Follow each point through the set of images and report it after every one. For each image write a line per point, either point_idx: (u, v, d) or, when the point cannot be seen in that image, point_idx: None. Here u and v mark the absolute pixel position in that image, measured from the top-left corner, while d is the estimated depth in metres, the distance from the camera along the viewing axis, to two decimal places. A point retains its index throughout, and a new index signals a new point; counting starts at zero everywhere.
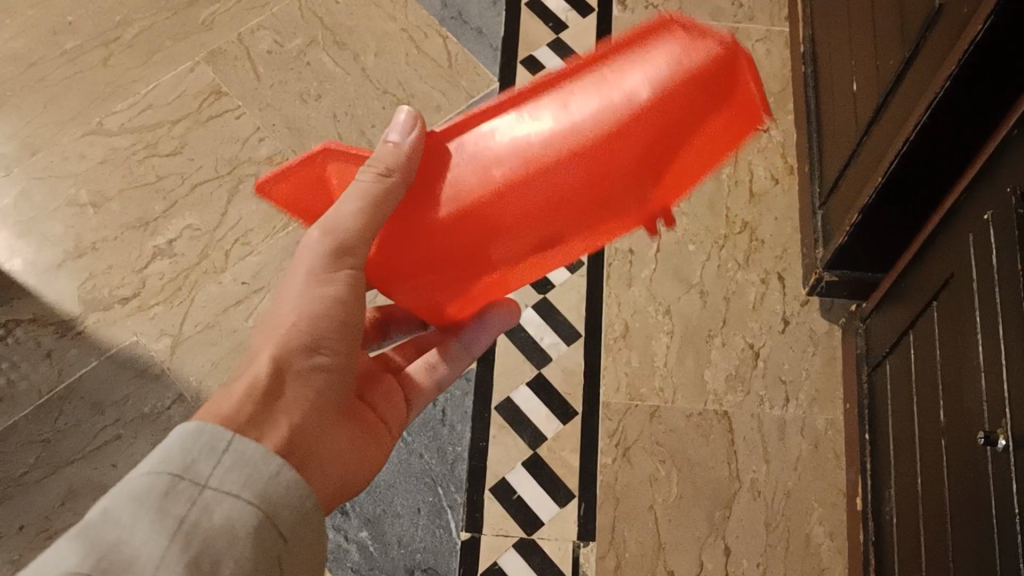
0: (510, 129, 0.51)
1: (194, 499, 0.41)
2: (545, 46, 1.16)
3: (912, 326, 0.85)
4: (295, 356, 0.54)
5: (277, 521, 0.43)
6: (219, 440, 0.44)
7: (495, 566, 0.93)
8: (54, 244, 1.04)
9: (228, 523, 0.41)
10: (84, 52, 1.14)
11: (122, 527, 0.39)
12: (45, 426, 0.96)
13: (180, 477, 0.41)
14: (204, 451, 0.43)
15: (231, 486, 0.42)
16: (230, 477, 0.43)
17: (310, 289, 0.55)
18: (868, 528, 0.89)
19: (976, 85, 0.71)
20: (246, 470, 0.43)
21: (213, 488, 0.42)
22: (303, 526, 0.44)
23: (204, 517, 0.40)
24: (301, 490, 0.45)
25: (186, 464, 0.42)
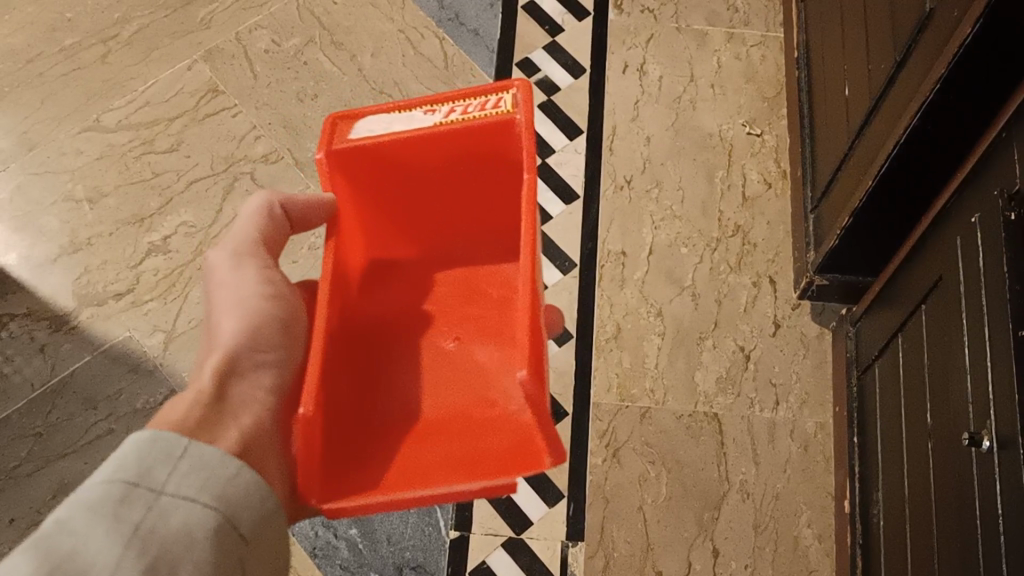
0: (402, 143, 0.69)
1: (151, 504, 0.42)
2: (541, 48, 1.16)
3: (900, 329, 0.85)
4: (241, 355, 0.58)
5: (235, 524, 0.45)
6: (174, 446, 0.46)
7: (483, 565, 0.93)
8: (49, 239, 1.05)
9: (186, 528, 0.42)
10: (82, 50, 1.14)
11: (78, 534, 0.40)
12: (37, 420, 0.96)
13: (137, 483, 0.43)
14: (160, 457, 0.45)
15: (187, 491, 0.44)
16: (185, 482, 0.44)
17: (244, 281, 0.61)
18: (856, 530, 0.89)
19: (965, 88, 0.72)
20: (202, 475, 0.45)
21: (170, 493, 0.43)
22: (260, 530, 0.47)
23: (161, 521, 0.42)
24: (259, 492, 0.47)
25: (141, 470, 0.43)
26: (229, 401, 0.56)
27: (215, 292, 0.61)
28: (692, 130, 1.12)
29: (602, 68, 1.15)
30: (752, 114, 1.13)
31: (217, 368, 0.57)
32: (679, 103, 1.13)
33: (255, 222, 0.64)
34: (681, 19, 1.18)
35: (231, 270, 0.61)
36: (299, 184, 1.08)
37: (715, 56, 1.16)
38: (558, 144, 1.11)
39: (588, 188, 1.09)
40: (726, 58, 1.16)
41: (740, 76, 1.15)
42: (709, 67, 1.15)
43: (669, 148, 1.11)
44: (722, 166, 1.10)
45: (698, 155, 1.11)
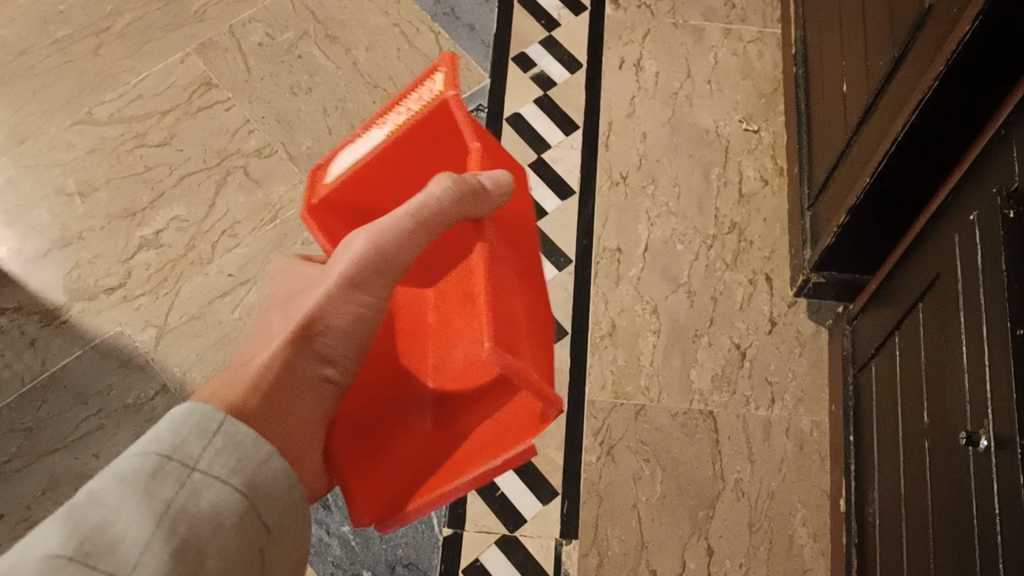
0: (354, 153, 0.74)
1: (183, 481, 0.44)
2: (537, 43, 1.16)
3: (897, 328, 0.85)
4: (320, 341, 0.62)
5: (261, 512, 0.47)
6: (211, 420, 0.48)
7: (477, 563, 0.93)
8: (40, 232, 1.04)
9: (214, 509, 0.45)
10: (73, 42, 1.13)
11: (109, 507, 0.42)
12: (27, 415, 0.96)
13: (170, 457, 0.45)
14: (196, 430, 0.47)
15: (220, 471, 0.46)
16: (220, 460, 0.46)
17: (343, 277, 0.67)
18: (851, 530, 0.89)
19: (964, 86, 0.71)
20: (235, 455, 0.47)
21: (202, 470, 0.45)
22: (284, 522, 0.49)
23: (193, 500, 0.44)
24: (288, 478, 0.49)
25: (176, 444, 0.46)
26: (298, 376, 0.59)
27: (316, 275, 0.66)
28: (688, 126, 1.11)
29: (598, 64, 1.15)
30: (749, 110, 1.12)
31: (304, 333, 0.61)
32: (676, 99, 1.13)
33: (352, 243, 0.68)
34: (678, 14, 1.17)
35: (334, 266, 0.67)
36: (293, 178, 1.07)
37: (712, 52, 1.15)
38: (554, 140, 1.11)
39: (584, 184, 1.09)
40: (723, 54, 1.15)
41: (737, 73, 1.14)
42: (706, 63, 1.15)
43: (666, 145, 1.10)
44: (718, 162, 1.10)
45: (695, 151, 1.10)
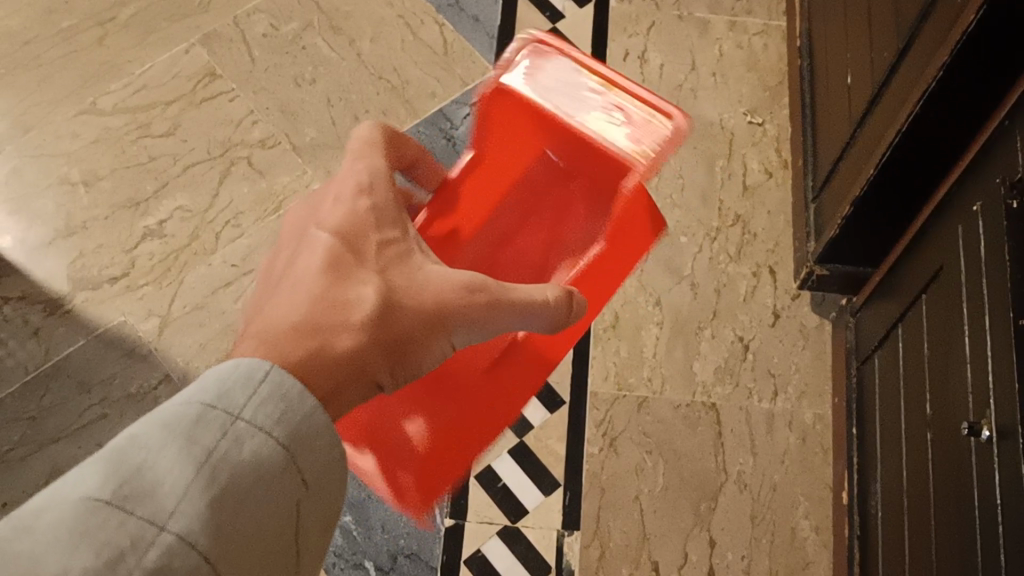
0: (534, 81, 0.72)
1: (227, 429, 0.37)
2: (542, 35, 1.16)
3: (900, 320, 0.85)
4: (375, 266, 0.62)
5: (301, 469, 0.39)
6: (256, 370, 0.40)
7: (479, 553, 0.93)
8: (45, 222, 1.04)
9: (256, 462, 0.37)
10: (78, 32, 1.14)
11: (150, 449, 0.35)
12: (30, 404, 0.96)
13: (213, 406, 0.37)
14: (239, 381, 0.39)
15: (264, 421, 0.38)
16: (266, 409, 0.39)
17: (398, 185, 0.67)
18: (854, 522, 0.89)
19: (968, 76, 0.71)
20: (280, 406, 0.39)
21: (246, 421, 0.38)
22: (322, 482, 0.41)
23: (234, 450, 0.37)
24: (332, 438, 0.41)
25: (220, 391, 0.38)
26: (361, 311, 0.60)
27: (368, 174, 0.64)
28: (692, 118, 1.11)
29: (602, 56, 1.15)
30: (753, 103, 1.12)
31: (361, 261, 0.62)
32: (680, 91, 1.13)
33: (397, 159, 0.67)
34: (683, 7, 1.17)
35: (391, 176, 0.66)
36: (297, 169, 1.07)
37: (717, 44, 1.15)
38: None
39: None
40: (728, 47, 1.15)
41: (742, 65, 1.14)
42: (711, 55, 1.15)
43: None
44: (722, 155, 1.09)
45: (699, 144, 1.10)
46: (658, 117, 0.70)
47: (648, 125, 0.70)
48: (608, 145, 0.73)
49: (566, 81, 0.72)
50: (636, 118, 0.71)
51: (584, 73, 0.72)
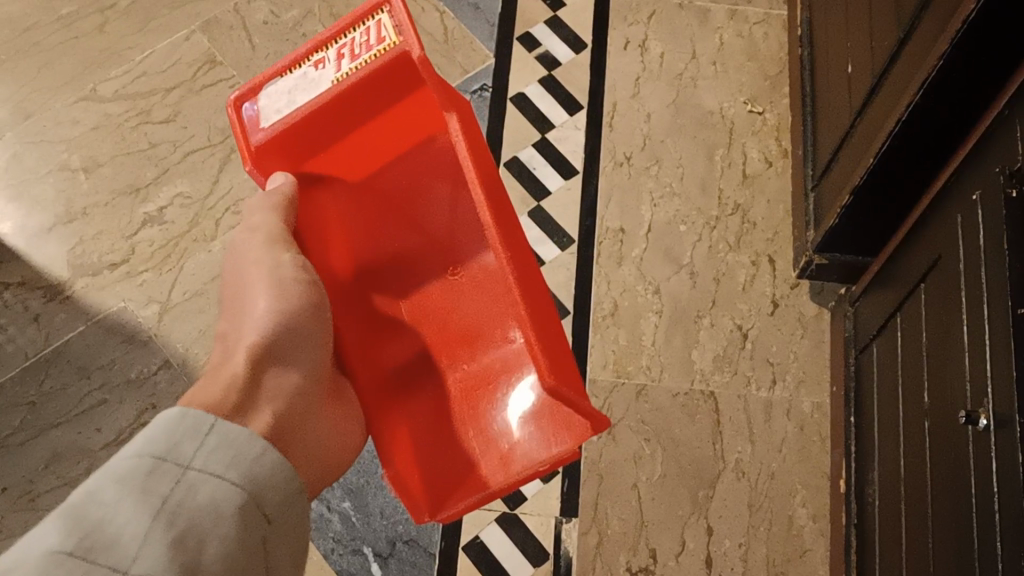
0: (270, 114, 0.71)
1: (179, 478, 0.48)
2: (542, 23, 1.16)
3: (898, 309, 0.85)
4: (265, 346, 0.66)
5: (260, 502, 0.50)
6: (202, 424, 0.51)
7: (477, 540, 0.93)
8: (45, 208, 1.04)
9: (212, 502, 0.48)
10: (79, 19, 1.14)
11: (110, 503, 0.46)
12: (30, 389, 0.96)
13: (165, 460, 0.48)
14: (188, 433, 0.50)
15: (214, 468, 0.49)
16: (213, 458, 0.49)
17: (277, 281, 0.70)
18: (851, 511, 0.89)
19: (968, 65, 0.71)
20: (229, 452, 0.50)
21: (197, 468, 0.48)
22: (283, 508, 0.52)
23: (189, 494, 0.47)
24: (282, 472, 0.52)
25: (170, 447, 0.49)
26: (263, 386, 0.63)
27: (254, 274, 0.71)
28: (692, 107, 1.11)
29: (603, 44, 1.15)
30: (753, 92, 1.12)
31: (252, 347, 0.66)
32: (680, 80, 1.13)
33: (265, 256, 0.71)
34: None
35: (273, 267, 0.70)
36: None
37: (717, 33, 1.15)
38: (558, 120, 1.11)
39: (586, 164, 1.09)
40: (729, 36, 1.15)
41: (742, 54, 1.14)
42: (711, 44, 1.15)
43: (669, 126, 1.10)
44: (722, 144, 1.09)
45: (699, 132, 1.10)
46: (387, 22, 0.68)
47: (391, 22, 0.68)
48: (375, 57, 0.69)
49: (293, 91, 0.71)
50: (371, 45, 0.69)
51: (297, 66, 0.71)
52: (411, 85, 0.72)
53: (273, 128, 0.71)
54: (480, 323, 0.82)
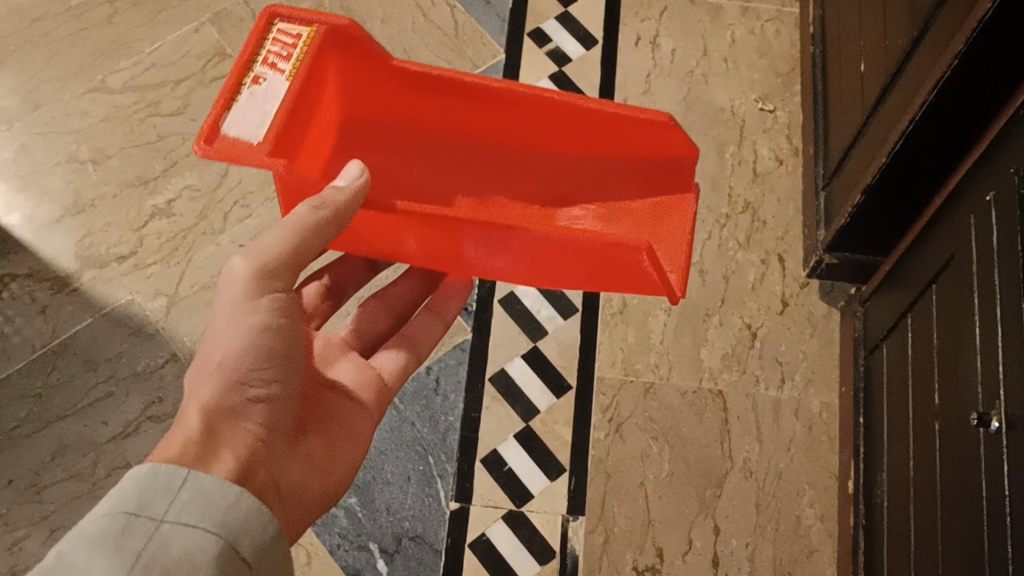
0: (243, 130, 0.65)
1: (152, 534, 0.48)
2: (553, 18, 1.15)
3: (909, 309, 0.84)
4: (228, 393, 0.59)
5: (238, 548, 0.50)
6: (174, 478, 0.50)
7: (483, 537, 0.92)
8: (53, 200, 1.04)
9: (187, 554, 0.48)
10: (89, 9, 1.13)
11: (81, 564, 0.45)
12: (37, 381, 0.96)
13: (137, 514, 0.48)
14: (160, 487, 0.50)
15: (188, 519, 0.49)
16: (187, 510, 0.49)
17: (235, 323, 0.60)
18: (859, 512, 0.89)
19: (984, 64, 0.70)
20: (202, 503, 0.50)
21: (170, 521, 0.48)
22: (263, 553, 0.51)
23: (162, 549, 0.47)
24: (259, 517, 0.51)
25: (142, 503, 0.49)
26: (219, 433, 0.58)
27: (215, 315, 0.61)
28: (702, 104, 1.11)
29: (614, 40, 1.14)
30: (765, 90, 1.12)
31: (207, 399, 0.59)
32: (691, 77, 1.12)
33: (235, 296, 0.61)
34: None
35: (242, 297, 0.61)
36: None
37: (729, 30, 1.15)
38: None
39: None
40: (740, 33, 1.15)
41: (754, 51, 1.13)
42: (723, 41, 1.14)
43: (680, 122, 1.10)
44: (733, 141, 1.09)
45: (709, 130, 1.09)
46: (286, 25, 0.68)
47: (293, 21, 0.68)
48: (309, 48, 0.68)
49: (259, 109, 0.66)
50: (293, 45, 0.68)
51: (236, 97, 0.66)
52: (330, 63, 0.72)
53: (270, 133, 0.65)
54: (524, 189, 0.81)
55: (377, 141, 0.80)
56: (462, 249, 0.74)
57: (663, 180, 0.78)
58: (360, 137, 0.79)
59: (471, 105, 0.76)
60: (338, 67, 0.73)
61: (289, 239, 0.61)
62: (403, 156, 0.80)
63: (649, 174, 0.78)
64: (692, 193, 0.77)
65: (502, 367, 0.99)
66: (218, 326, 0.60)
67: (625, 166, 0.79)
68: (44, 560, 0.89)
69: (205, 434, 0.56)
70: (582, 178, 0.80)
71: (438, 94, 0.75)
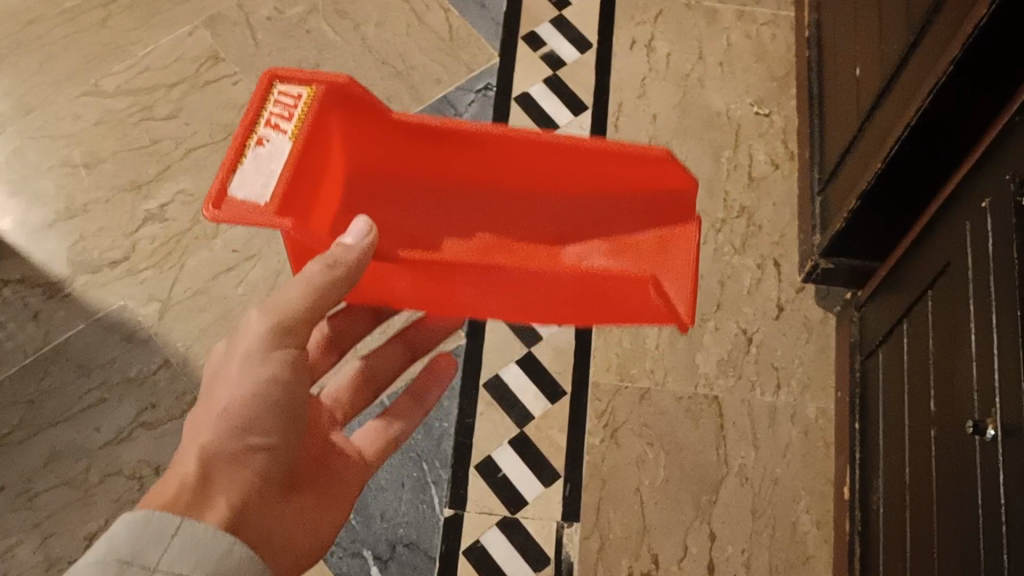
0: (248, 189, 0.64)
1: None
2: (549, 22, 1.15)
3: (905, 315, 0.84)
4: (229, 440, 0.56)
5: None
6: (168, 526, 0.48)
7: (478, 544, 0.92)
8: (45, 204, 1.04)
9: None
10: (82, 13, 1.13)
11: None
12: (29, 387, 0.95)
13: (129, 563, 0.46)
14: (153, 535, 0.47)
15: (182, 568, 0.46)
16: (180, 559, 0.47)
17: (248, 368, 0.58)
18: (855, 518, 0.88)
19: (981, 69, 0.70)
20: (196, 553, 0.48)
21: (163, 570, 0.46)
22: None
23: None
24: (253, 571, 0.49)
25: (134, 551, 0.46)
26: (215, 481, 0.54)
27: (227, 365, 0.59)
28: (698, 108, 1.10)
29: (609, 44, 1.14)
30: (761, 94, 1.11)
31: (208, 441, 0.55)
32: (687, 81, 1.12)
33: (249, 349, 0.58)
34: None
35: (255, 349, 0.58)
36: None
37: (725, 34, 1.14)
38: (563, 120, 1.10)
39: None
40: (736, 37, 1.14)
41: (750, 55, 1.13)
42: (719, 45, 1.14)
43: (676, 126, 1.09)
44: (729, 145, 1.09)
45: (705, 134, 1.09)
46: (286, 87, 0.68)
47: (293, 82, 0.68)
48: (307, 110, 0.68)
49: (264, 170, 0.65)
50: (292, 108, 0.68)
51: (241, 159, 0.65)
52: (329, 123, 0.71)
53: (276, 194, 0.64)
54: (535, 221, 0.79)
55: (382, 185, 0.79)
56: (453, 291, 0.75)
57: (665, 213, 0.75)
58: (366, 187, 0.78)
59: (470, 151, 0.75)
60: (341, 128, 0.73)
61: (306, 299, 0.60)
62: (409, 202, 0.79)
63: (651, 208, 0.76)
64: (695, 222, 0.74)
65: (497, 373, 0.99)
66: (229, 376, 0.58)
67: (630, 200, 0.77)
68: (36, 567, 0.88)
69: (200, 481, 0.53)
70: (590, 214, 0.79)
71: (437, 144, 0.74)
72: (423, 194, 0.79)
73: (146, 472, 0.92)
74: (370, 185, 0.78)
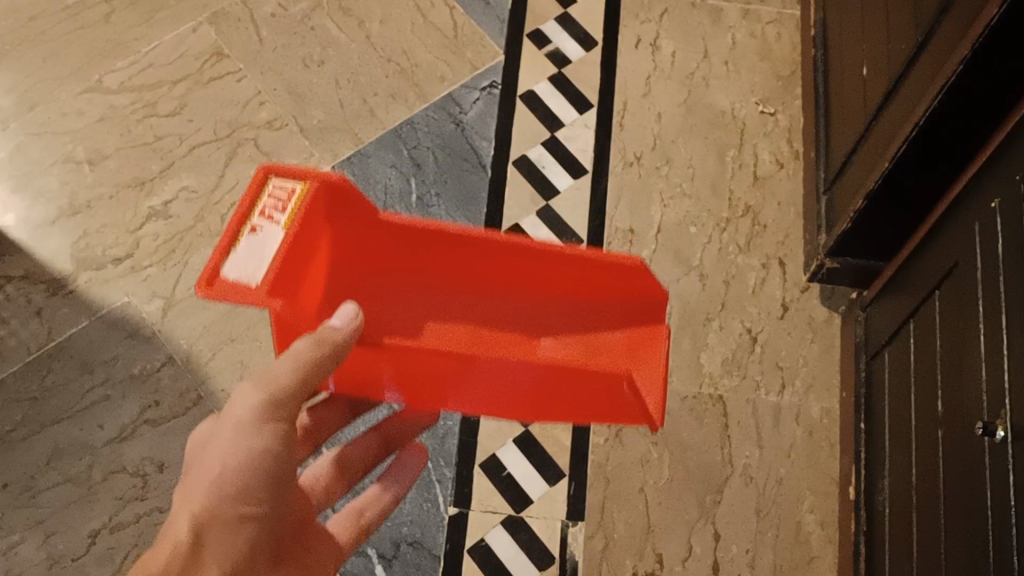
0: (239, 269, 0.59)
1: None
2: (553, 19, 1.15)
3: (912, 315, 0.84)
4: (219, 508, 0.53)
5: None
6: None
7: (482, 543, 0.92)
8: (48, 201, 1.03)
9: None
10: (85, 9, 1.13)
11: None
12: (32, 384, 0.95)
13: None
14: None
15: None
16: None
17: (240, 439, 0.54)
18: (861, 519, 0.88)
19: (991, 70, 0.70)
20: None
21: None
22: None
23: None
24: None
25: None
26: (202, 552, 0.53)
27: (222, 426, 0.55)
28: (703, 107, 1.10)
29: (614, 42, 1.13)
30: (766, 93, 1.11)
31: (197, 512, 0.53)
32: (692, 80, 1.11)
33: (243, 419, 0.54)
34: None
35: (250, 417, 0.54)
36: (305, 152, 1.06)
37: (730, 32, 1.14)
38: (568, 118, 1.09)
39: (596, 164, 1.07)
40: (741, 35, 1.14)
41: (754, 54, 1.13)
42: (723, 43, 1.14)
43: (680, 125, 1.09)
44: (733, 145, 1.08)
45: (710, 133, 1.09)
46: (280, 178, 0.62)
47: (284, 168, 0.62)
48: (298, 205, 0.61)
49: (254, 254, 0.60)
50: (284, 200, 0.62)
51: (236, 241, 0.60)
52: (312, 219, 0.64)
53: (269, 274, 0.59)
54: (513, 312, 0.71)
55: (350, 259, 0.69)
56: (443, 391, 0.72)
57: (643, 314, 0.70)
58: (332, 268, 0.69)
59: (456, 254, 0.69)
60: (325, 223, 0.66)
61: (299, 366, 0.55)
62: (385, 285, 0.71)
63: (630, 310, 0.70)
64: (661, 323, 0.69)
65: None
66: (222, 441, 0.54)
67: (598, 301, 0.71)
68: (39, 564, 0.88)
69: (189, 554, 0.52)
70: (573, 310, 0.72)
71: (423, 247, 0.68)
72: (399, 277, 0.71)
73: (149, 470, 0.92)
74: (341, 259, 0.69)
